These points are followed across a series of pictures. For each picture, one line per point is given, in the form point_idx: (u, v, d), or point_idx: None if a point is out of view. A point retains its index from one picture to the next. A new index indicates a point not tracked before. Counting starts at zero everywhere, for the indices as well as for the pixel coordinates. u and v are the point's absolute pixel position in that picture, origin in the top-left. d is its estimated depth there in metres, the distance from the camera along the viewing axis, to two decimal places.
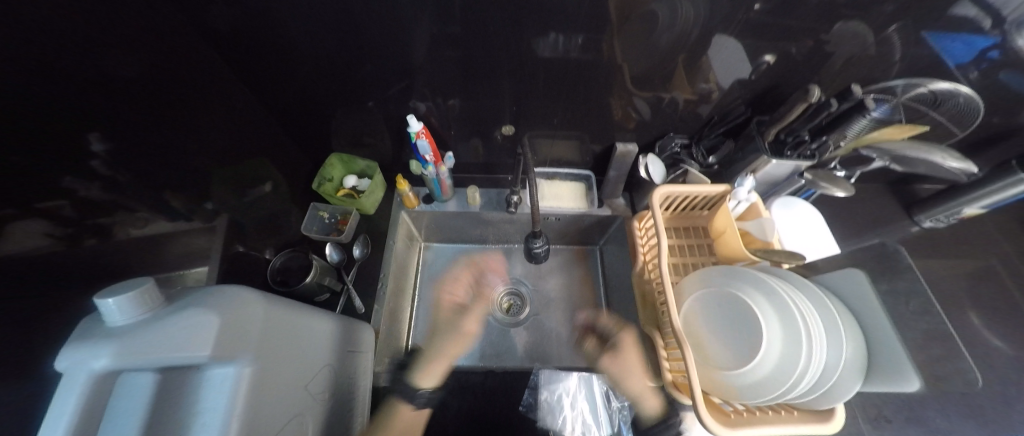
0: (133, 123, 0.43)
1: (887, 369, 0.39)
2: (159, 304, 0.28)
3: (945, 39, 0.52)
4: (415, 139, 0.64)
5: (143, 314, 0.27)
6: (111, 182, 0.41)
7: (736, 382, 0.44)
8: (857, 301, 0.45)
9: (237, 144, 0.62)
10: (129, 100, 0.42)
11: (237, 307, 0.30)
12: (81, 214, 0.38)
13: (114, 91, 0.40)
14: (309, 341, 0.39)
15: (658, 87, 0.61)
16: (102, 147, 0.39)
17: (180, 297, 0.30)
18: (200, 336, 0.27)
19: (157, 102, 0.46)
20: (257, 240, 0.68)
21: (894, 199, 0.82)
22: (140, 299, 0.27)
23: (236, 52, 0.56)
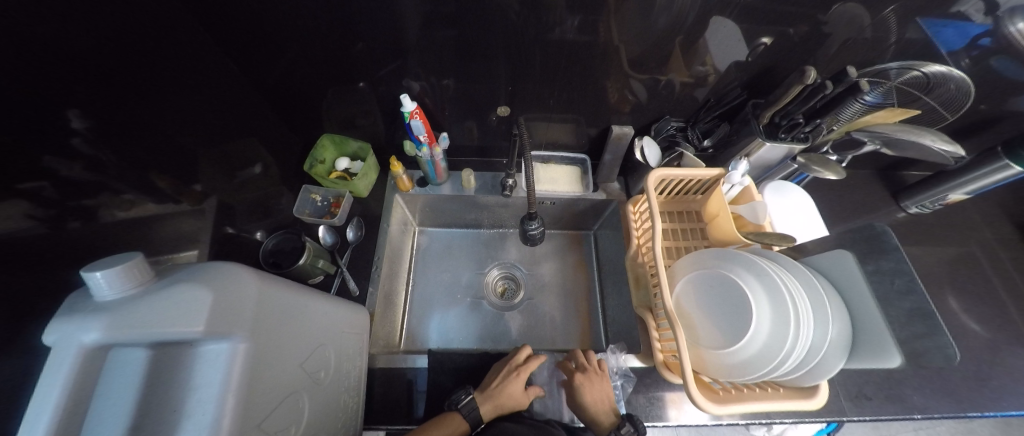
0: (113, 100, 0.41)
1: (874, 347, 0.40)
2: (149, 279, 0.28)
3: (937, 24, 0.52)
4: (409, 119, 0.63)
5: (132, 289, 0.27)
6: (94, 161, 0.39)
7: (725, 359, 0.46)
8: (846, 282, 0.46)
9: (225, 124, 0.60)
10: (108, 76, 0.40)
11: (229, 282, 0.29)
12: (62, 195, 0.36)
13: (91, 66, 0.38)
14: (305, 320, 0.39)
15: (654, 69, 0.60)
16: (82, 124, 0.37)
17: (171, 273, 0.29)
18: (192, 310, 0.26)
19: (138, 79, 0.44)
20: (248, 222, 0.67)
21: (882, 186, 0.84)
22: (129, 274, 0.26)
23: (219, 24, 0.54)
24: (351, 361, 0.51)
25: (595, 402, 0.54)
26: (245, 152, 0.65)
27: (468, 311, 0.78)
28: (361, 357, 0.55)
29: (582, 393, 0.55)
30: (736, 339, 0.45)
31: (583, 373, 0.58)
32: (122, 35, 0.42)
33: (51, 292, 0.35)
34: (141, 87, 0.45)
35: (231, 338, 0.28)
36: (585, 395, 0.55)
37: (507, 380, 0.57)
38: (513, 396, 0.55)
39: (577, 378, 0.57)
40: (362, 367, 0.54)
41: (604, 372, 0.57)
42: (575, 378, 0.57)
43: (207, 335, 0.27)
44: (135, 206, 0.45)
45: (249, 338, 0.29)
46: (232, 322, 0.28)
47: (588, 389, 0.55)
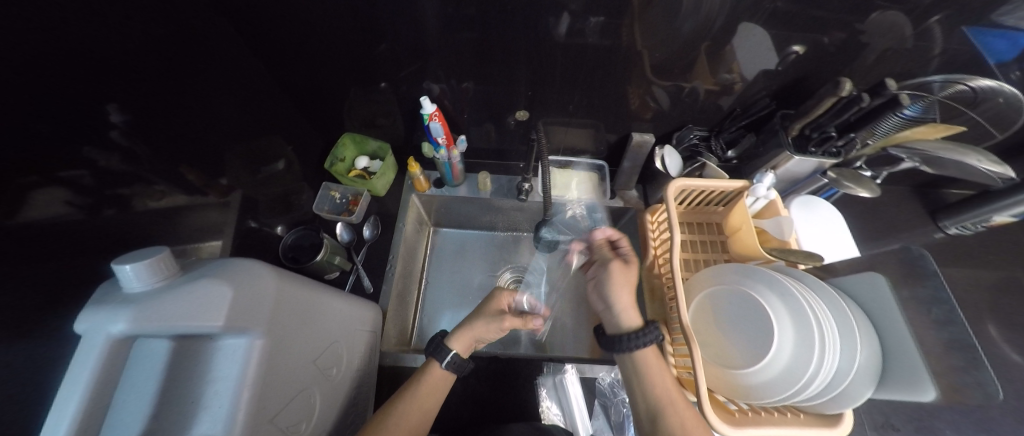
0: (148, 95, 0.43)
1: (906, 375, 0.38)
2: (173, 273, 0.28)
3: (987, 33, 0.49)
4: (428, 121, 0.63)
5: (157, 282, 0.27)
6: (130, 153, 0.41)
7: (743, 380, 0.44)
8: (878, 307, 0.43)
9: (250, 121, 0.62)
10: (144, 73, 0.42)
11: (248, 280, 0.30)
12: (100, 183, 0.38)
13: (129, 64, 0.40)
14: (321, 317, 0.40)
15: (679, 76, 0.59)
16: (119, 117, 0.39)
17: (193, 268, 0.30)
18: (213, 305, 0.27)
19: (171, 75, 0.46)
20: (270, 217, 0.69)
21: (919, 204, 0.79)
22: (155, 267, 0.27)
23: (247, 23, 0.55)
24: (363, 358, 0.52)
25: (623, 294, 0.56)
26: (268, 148, 0.67)
27: None
28: (371, 355, 0.55)
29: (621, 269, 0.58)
30: (756, 359, 0.44)
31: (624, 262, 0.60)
32: (157, 32, 0.43)
33: (84, 277, 0.37)
34: (173, 82, 0.46)
35: (249, 334, 0.29)
36: (616, 288, 0.57)
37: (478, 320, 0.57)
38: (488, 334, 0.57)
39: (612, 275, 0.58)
40: (372, 365, 0.55)
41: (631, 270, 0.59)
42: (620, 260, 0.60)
43: (226, 330, 0.28)
44: (166, 196, 0.47)
45: (266, 334, 0.30)
46: (249, 318, 0.29)
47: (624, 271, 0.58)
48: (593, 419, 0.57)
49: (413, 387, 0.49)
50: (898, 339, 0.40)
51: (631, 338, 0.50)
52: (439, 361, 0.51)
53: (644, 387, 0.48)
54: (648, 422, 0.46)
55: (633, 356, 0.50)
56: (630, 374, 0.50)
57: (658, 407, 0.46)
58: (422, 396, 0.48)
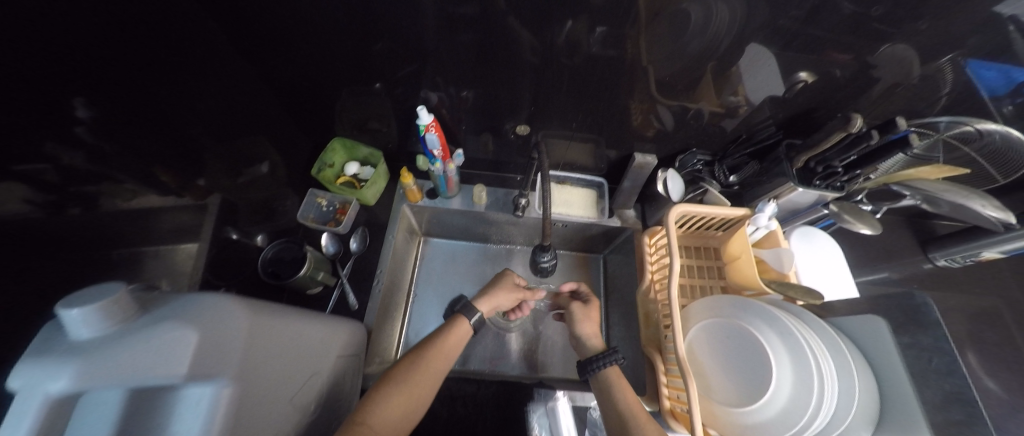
0: (116, 88, 0.39)
1: (902, 423, 0.36)
2: (131, 314, 0.25)
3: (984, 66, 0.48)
4: (424, 132, 0.60)
5: (111, 326, 0.23)
6: (96, 151, 0.38)
7: (738, 419, 0.43)
8: (878, 351, 0.42)
9: (231, 120, 0.58)
10: (117, 67, 0.39)
11: (215, 320, 0.27)
12: (64, 179, 0.35)
13: (100, 54, 0.36)
14: (298, 350, 0.37)
15: (685, 96, 0.57)
16: (86, 113, 0.36)
17: (155, 306, 0.26)
18: (175, 352, 0.24)
19: (146, 69, 0.42)
20: (251, 224, 0.65)
21: (910, 234, 0.80)
22: (111, 310, 0.23)
23: (232, 19, 0.51)
24: (343, 385, 0.49)
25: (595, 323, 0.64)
26: (250, 150, 0.63)
27: None
28: (353, 376, 0.53)
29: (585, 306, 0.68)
30: (753, 398, 0.43)
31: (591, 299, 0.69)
32: (128, 23, 0.39)
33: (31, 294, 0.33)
34: (149, 78, 0.43)
35: (217, 381, 0.25)
36: (589, 314, 0.65)
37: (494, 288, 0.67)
38: (502, 299, 0.67)
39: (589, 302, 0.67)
40: (351, 387, 0.52)
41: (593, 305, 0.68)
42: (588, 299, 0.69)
43: (189, 380, 0.25)
44: (139, 196, 0.43)
45: (234, 380, 0.27)
46: (216, 363, 0.26)
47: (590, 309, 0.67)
48: None
49: (438, 339, 0.56)
50: (897, 384, 0.39)
51: (597, 359, 0.56)
52: (467, 317, 0.60)
53: (612, 397, 0.52)
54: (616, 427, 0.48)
55: (602, 377, 0.55)
56: (599, 395, 0.54)
57: (625, 412, 0.49)
58: (443, 348, 0.55)
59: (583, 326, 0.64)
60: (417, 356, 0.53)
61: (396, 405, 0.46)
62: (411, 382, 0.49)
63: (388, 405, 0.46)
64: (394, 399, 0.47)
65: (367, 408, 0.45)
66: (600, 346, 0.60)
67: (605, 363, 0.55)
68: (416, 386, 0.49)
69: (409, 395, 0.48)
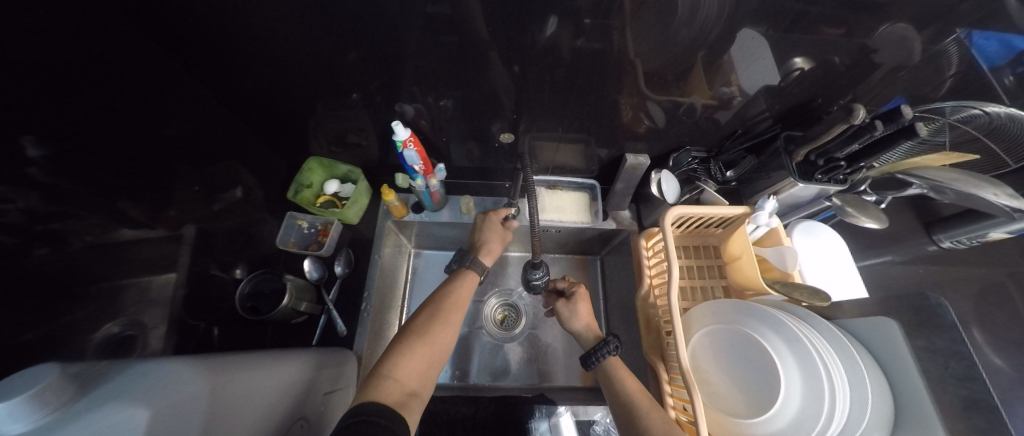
0: (68, 121, 0.36)
1: (917, 430, 0.35)
2: (63, 401, 0.22)
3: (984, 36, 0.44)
4: (402, 148, 0.58)
5: (44, 417, 0.21)
6: (54, 191, 0.35)
7: (747, 429, 0.41)
8: (889, 356, 0.40)
9: (197, 148, 0.54)
10: (69, 97, 0.36)
11: (168, 394, 0.27)
12: (31, 220, 0.33)
13: (47, 84, 0.33)
14: (264, 405, 0.36)
15: (677, 91, 0.53)
16: (38, 150, 0.33)
17: (92, 388, 0.24)
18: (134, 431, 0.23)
19: (102, 97, 0.39)
20: (228, 253, 0.61)
21: (912, 217, 0.77)
22: (44, 396, 0.21)
23: (189, 53, 0.48)
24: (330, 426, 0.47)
25: (586, 313, 0.62)
26: (222, 174, 0.60)
27: (464, 343, 0.74)
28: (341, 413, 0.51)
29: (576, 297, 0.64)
30: (762, 408, 0.41)
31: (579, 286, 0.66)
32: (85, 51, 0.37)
33: None
34: (108, 106, 0.40)
35: None
36: (579, 305, 0.63)
37: (485, 239, 0.66)
38: (498, 247, 0.66)
39: (577, 291, 0.64)
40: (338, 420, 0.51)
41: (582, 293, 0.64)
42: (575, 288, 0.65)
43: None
44: (109, 231, 0.41)
45: None
46: None
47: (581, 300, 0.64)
48: None
49: (452, 288, 0.58)
50: (914, 394, 0.37)
51: (594, 354, 0.54)
52: (474, 270, 0.61)
53: (615, 386, 0.50)
54: (622, 418, 0.47)
55: (603, 367, 0.53)
56: (603, 383, 0.53)
57: (631, 401, 0.48)
58: (458, 297, 0.57)
59: (575, 319, 0.62)
60: (433, 306, 0.54)
61: (421, 355, 0.47)
62: (432, 332, 0.50)
63: (414, 356, 0.46)
64: (418, 349, 0.47)
65: (391, 360, 0.45)
66: (595, 336, 0.59)
67: (601, 356, 0.53)
68: (437, 335, 0.50)
69: (432, 344, 0.48)
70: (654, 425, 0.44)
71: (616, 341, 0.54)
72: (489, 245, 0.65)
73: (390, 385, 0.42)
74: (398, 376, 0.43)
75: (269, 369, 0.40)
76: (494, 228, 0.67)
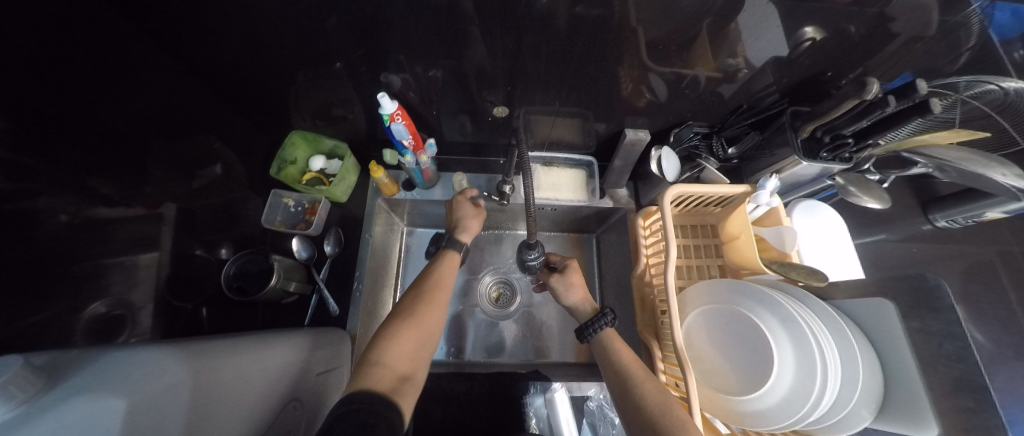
0: (21, 89, 0.32)
1: (909, 408, 0.38)
2: (33, 391, 0.22)
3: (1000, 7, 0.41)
4: (390, 122, 0.55)
5: (12, 410, 0.21)
6: (17, 167, 0.32)
7: (740, 404, 0.42)
8: (885, 336, 0.42)
9: (172, 123, 0.51)
10: (16, 64, 0.32)
11: (148, 382, 0.27)
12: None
13: (1, 49, 0.30)
14: (258, 385, 0.36)
15: (680, 62, 0.50)
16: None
17: (63, 379, 0.24)
18: (107, 421, 0.23)
19: (54, 64, 0.35)
20: (213, 232, 0.58)
21: (910, 194, 0.76)
22: (13, 387, 0.21)
23: (154, 23, 0.44)
24: (326, 403, 0.48)
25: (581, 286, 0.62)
26: (199, 150, 0.56)
27: (459, 321, 0.74)
28: (338, 389, 0.52)
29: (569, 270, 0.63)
30: (755, 385, 0.42)
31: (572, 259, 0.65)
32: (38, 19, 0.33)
33: None
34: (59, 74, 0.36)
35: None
36: (574, 277, 0.63)
37: (462, 218, 0.62)
38: (477, 224, 0.63)
39: (571, 264, 0.64)
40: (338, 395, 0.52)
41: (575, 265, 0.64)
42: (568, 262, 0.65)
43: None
44: (84, 209, 0.39)
45: None
46: (156, 424, 0.26)
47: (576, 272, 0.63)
48: None
49: (435, 271, 0.56)
50: (904, 374, 0.39)
51: (590, 325, 0.55)
52: (457, 250, 0.60)
53: (610, 357, 0.52)
54: (616, 386, 0.49)
55: (598, 339, 0.55)
56: (597, 354, 0.54)
57: (625, 371, 0.49)
58: (441, 277, 0.55)
59: (570, 292, 0.61)
60: (418, 290, 0.52)
61: (409, 339, 0.45)
62: (418, 316, 0.48)
63: (401, 341, 0.45)
64: (406, 333, 0.46)
65: (379, 346, 0.44)
66: (590, 309, 0.60)
67: (599, 327, 0.54)
68: (423, 318, 0.49)
69: (419, 329, 0.47)
70: (646, 393, 0.45)
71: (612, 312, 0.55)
72: (466, 222, 0.62)
73: (380, 372, 0.41)
74: (387, 360, 0.42)
75: (260, 349, 0.39)
76: (466, 206, 0.64)
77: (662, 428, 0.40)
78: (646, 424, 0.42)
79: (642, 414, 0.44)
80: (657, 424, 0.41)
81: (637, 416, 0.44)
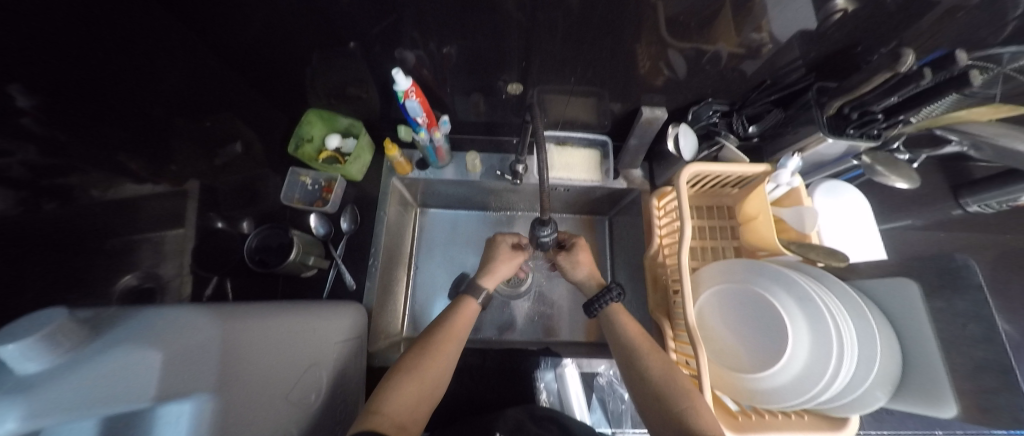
0: (49, 68, 0.33)
1: (927, 390, 0.38)
2: (77, 341, 0.23)
3: None
4: (404, 100, 0.54)
5: (59, 357, 0.22)
6: (51, 143, 0.34)
7: (750, 383, 0.42)
8: (904, 318, 0.41)
9: (194, 100, 0.52)
10: (42, 40, 0.32)
11: (182, 340, 0.28)
12: (34, 174, 0.32)
13: (23, 29, 0.31)
14: (279, 348, 0.38)
15: (701, 39, 0.47)
16: (26, 101, 0.32)
17: (106, 329, 0.26)
18: (142, 376, 0.24)
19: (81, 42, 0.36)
20: (234, 208, 0.60)
21: (941, 177, 0.73)
22: (57, 339, 0.22)
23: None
24: (347, 365, 0.51)
25: (588, 263, 0.63)
26: (219, 129, 0.57)
27: None
28: (357, 358, 0.55)
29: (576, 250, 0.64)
30: (766, 363, 0.42)
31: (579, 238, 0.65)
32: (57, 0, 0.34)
33: None
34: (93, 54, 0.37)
35: (194, 397, 0.27)
36: (581, 255, 0.63)
37: (494, 261, 0.63)
38: (504, 269, 0.63)
39: (578, 242, 0.64)
40: (358, 366, 0.55)
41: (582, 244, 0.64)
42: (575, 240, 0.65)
43: (162, 400, 0.25)
44: (115, 185, 0.40)
45: (213, 393, 0.29)
46: (189, 381, 0.27)
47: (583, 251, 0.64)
48: (592, 413, 0.59)
49: (449, 320, 0.54)
50: (926, 355, 0.39)
51: (598, 301, 0.55)
52: (474, 296, 0.59)
53: (617, 331, 0.52)
54: (621, 358, 0.50)
55: (606, 313, 0.55)
56: (605, 327, 0.55)
57: (631, 344, 0.50)
58: (455, 327, 0.53)
59: (577, 269, 0.62)
60: (427, 340, 0.51)
61: (412, 391, 0.45)
62: (425, 367, 0.47)
63: (404, 392, 0.44)
64: (409, 385, 0.45)
65: (382, 396, 0.43)
66: (596, 285, 0.61)
67: (605, 303, 0.55)
68: (431, 370, 0.47)
69: (424, 381, 0.46)
70: (652, 366, 0.46)
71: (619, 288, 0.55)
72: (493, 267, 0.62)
73: (380, 421, 0.40)
74: (389, 411, 0.42)
75: (281, 315, 0.41)
76: (501, 250, 0.64)
77: (665, 399, 0.42)
78: (649, 394, 0.44)
79: (646, 385, 0.45)
80: (659, 396, 0.43)
81: (641, 386, 0.46)
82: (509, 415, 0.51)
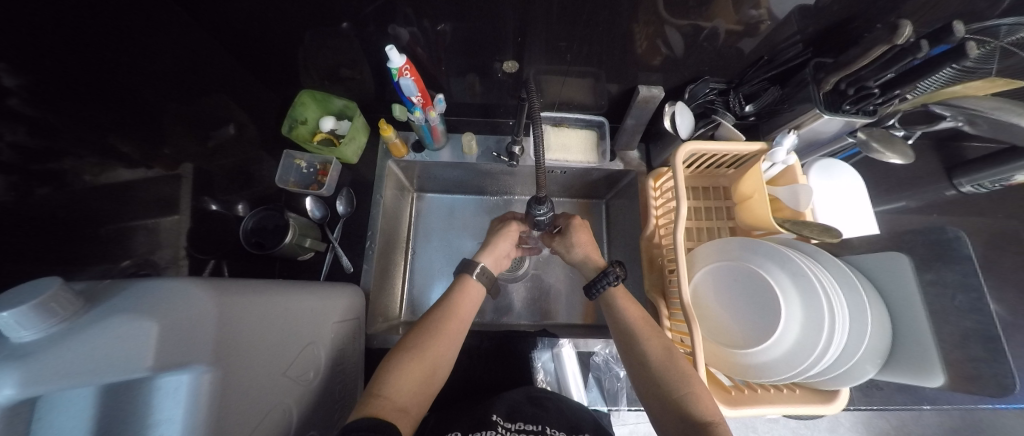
0: (35, 44, 0.32)
1: (914, 362, 0.39)
2: (75, 311, 0.23)
3: None
4: (398, 78, 0.54)
5: (55, 326, 0.22)
6: (39, 124, 0.33)
7: (743, 359, 0.43)
8: (894, 291, 0.42)
9: (185, 80, 0.50)
10: (32, 20, 0.32)
11: (184, 311, 0.27)
12: (24, 158, 0.32)
13: (16, 7, 0.30)
14: (276, 326, 0.38)
15: (699, 17, 0.46)
16: (11, 80, 0.30)
17: (107, 298, 0.25)
18: (138, 346, 0.23)
19: (69, 15, 0.35)
20: (229, 192, 0.60)
21: (936, 157, 0.73)
22: (49, 309, 0.21)
23: None
24: (344, 350, 0.51)
25: (585, 242, 0.63)
26: (212, 111, 0.56)
27: None
28: (356, 340, 0.56)
29: (575, 230, 0.63)
30: (758, 339, 0.42)
31: (579, 219, 0.65)
32: None
33: None
34: (82, 25, 0.36)
35: (192, 368, 0.26)
36: (577, 234, 0.63)
37: (493, 239, 0.64)
38: (507, 246, 0.64)
39: (572, 222, 0.64)
40: (356, 347, 0.55)
41: (581, 224, 0.64)
42: (573, 220, 0.64)
43: (160, 370, 0.24)
44: (107, 170, 0.40)
45: (212, 365, 0.27)
46: (189, 350, 0.26)
47: (582, 231, 0.63)
48: (588, 391, 0.60)
49: (451, 301, 0.54)
50: (915, 329, 0.39)
51: (597, 282, 0.55)
52: (474, 275, 0.59)
53: (617, 316, 0.53)
54: (621, 344, 0.50)
55: (606, 295, 0.55)
56: (605, 312, 0.55)
57: (633, 329, 0.50)
58: (458, 309, 0.53)
59: (575, 250, 0.63)
60: (430, 320, 0.51)
61: (413, 373, 0.44)
62: (429, 347, 0.47)
63: (406, 373, 0.44)
64: (413, 366, 0.45)
65: (384, 378, 0.43)
66: (596, 266, 0.60)
67: (604, 286, 0.55)
68: (433, 350, 0.47)
69: (426, 362, 0.46)
70: (651, 350, 0.46)
71: (618, 269, 0.56)
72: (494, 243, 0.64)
73: (383, 404, 0.40)
74: (391, 393, 0.42)
75: (280, 292, 0.40)
76: (505, 229, 0.66)
77: (663, 384, 0.43)
78: (648, 379, 0.45)
79: (646, 371, 0.46)
80: (658, 381, 0.44)
81: (640, 372, 0.46)
82: (508, 397, 0.51)
